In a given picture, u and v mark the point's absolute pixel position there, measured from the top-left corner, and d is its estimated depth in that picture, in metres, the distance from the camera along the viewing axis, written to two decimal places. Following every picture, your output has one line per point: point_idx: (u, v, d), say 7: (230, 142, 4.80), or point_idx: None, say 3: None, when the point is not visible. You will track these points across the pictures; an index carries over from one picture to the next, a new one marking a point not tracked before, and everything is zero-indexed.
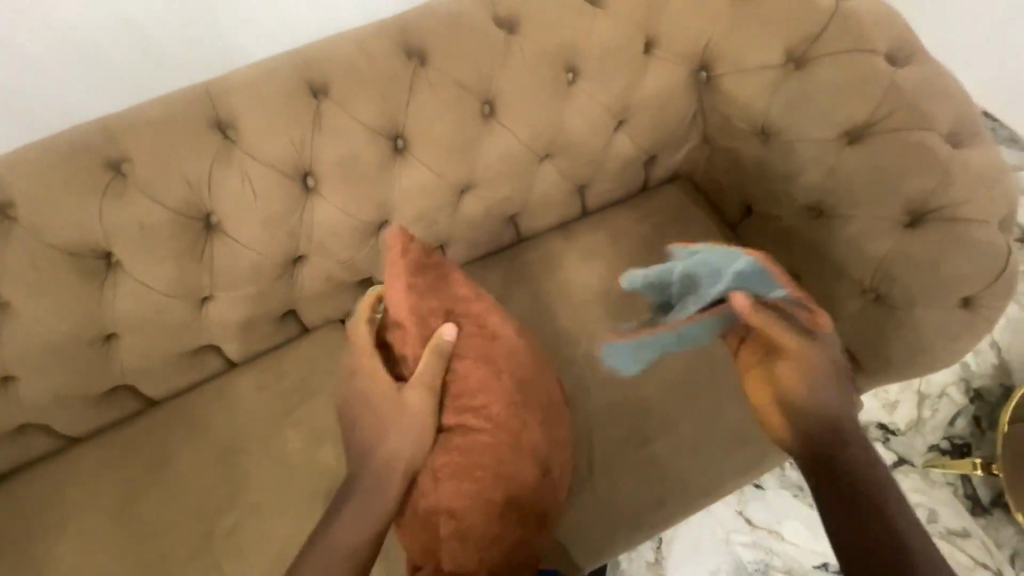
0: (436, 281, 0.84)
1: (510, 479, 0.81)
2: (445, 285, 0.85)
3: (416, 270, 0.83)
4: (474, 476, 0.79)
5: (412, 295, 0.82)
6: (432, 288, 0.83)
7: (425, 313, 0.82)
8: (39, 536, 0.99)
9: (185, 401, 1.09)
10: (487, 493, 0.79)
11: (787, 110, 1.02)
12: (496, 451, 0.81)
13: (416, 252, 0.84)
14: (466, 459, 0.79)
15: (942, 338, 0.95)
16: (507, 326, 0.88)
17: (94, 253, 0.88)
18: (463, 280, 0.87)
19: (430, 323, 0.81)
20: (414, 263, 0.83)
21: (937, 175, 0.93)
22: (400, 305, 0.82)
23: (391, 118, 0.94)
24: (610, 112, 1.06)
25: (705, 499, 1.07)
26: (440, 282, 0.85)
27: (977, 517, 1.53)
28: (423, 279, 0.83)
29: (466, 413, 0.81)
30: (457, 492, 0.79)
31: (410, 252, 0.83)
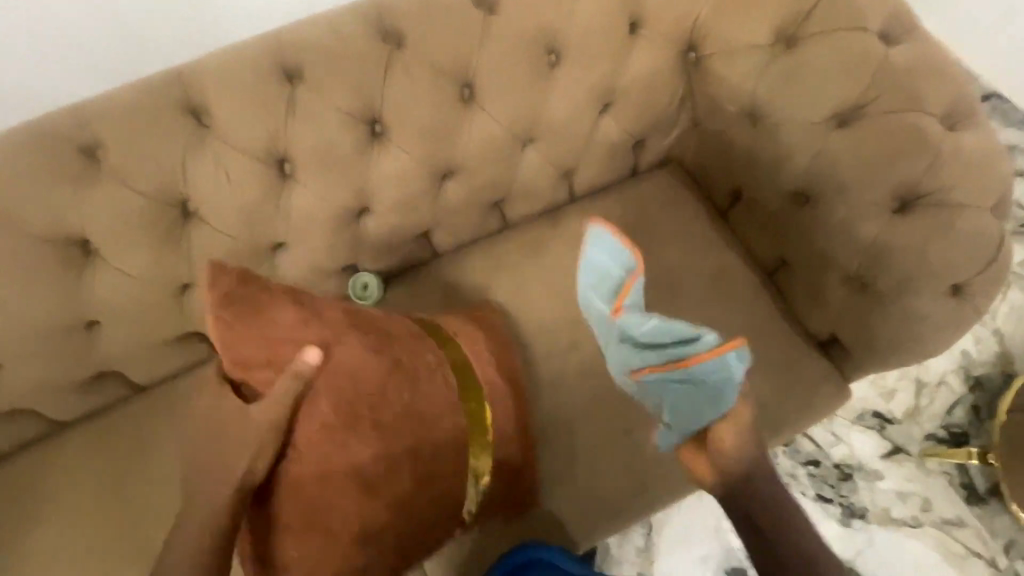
0: (263, 301, 0.88)
1: (359, 498, 0.86)
2: (268, 300, 0.89)
3: (227, 295, 0.87)
4: (302, 495, 0.84)
5: (232, 316, 0.87)
6: (260, 305, 0.88)
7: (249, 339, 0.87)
8: (30, 518, 1.02)
9: (171, 387, 1.10)
10: (312, 516, 0.85)
11: (776, 92, 0.99)
12: (313, 476, 0.84)
13: (228, 275, 0.89)
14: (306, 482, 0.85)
15: (931, 327, 0.93)
16: (345, 349, 0.87)
17: (72, 241, 0.89)
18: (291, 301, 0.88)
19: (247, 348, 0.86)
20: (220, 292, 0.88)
21: (929, 158, 0.90)
22: (217, 325, 0.87)
23: (368, 103, 0.93)
24: (594, 95, 1.03)
25: (689, 487, 1.06)
26: (266, 298, 0.89)
27: (972, 507, 1.52)
28: (235, 303, 0.87)
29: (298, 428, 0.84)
30: (295, 507, 0.85)
31: (219, 282, 0.89)
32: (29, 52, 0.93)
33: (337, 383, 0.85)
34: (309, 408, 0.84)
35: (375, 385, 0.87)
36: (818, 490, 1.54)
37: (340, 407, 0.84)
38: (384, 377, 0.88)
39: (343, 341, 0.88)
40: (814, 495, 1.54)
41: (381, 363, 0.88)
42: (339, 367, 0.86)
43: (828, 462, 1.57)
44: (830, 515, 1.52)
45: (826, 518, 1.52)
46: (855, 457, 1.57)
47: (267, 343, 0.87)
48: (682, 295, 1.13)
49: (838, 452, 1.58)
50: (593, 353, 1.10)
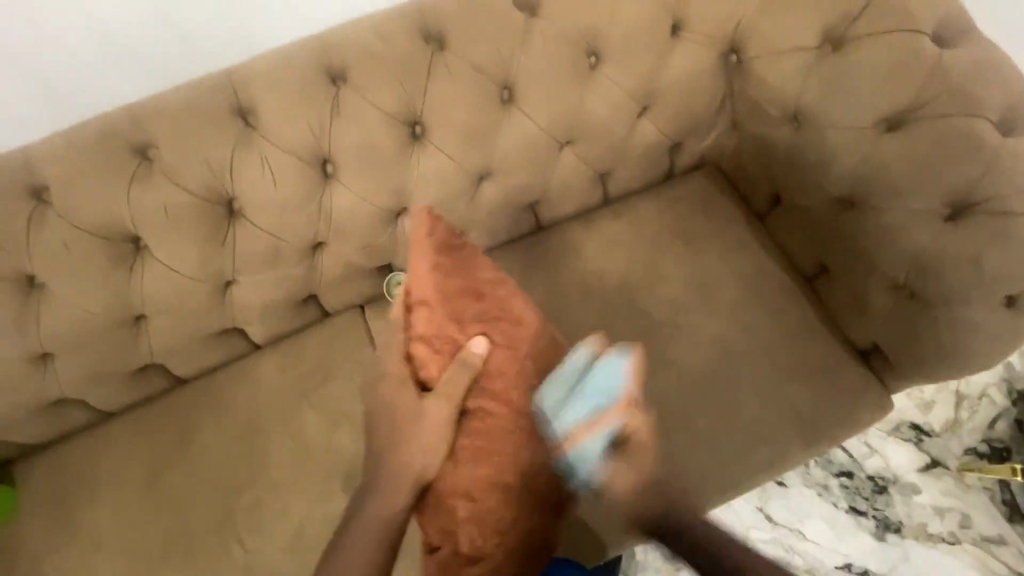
0: (461, 261, 0.84)
1: (536, 467, 0.83)
2: (468, 260, 0.85)
3: (443, 249, 0.83)
4: (496, 458, 0.80)
5: (443, 272, 0.81)
6: (459, 266, 0.83)
7: (453, 291, 0.81)
8: (77, 504, 1.05)
9: (211, 381, 1.13)
10: (508, 480, 0.81)
11: (822, 95, 0.97)
12: (514, 439, 0.80)
13: (443, 230, 0.84)
14: (487, 444, 0.79)
15: (982, 337, 0.90)
16: (530, 312, 0.87)
17: (123, 237, 0.91)
18: (488, 263, 0.86)
19: (455, 302, 0.81)
20: (439, 243, 0.83)
21: (985, 164, 0.87)
22: (430, 282, 0.80)
23: (409, 104, 0.94)
24: (633, 97, 1.03)
25: (722, 497, 1.04)
26: (464, 260, 0.84)
27: (1014, 525, 1.47)
28: (450, 258, 0.83)
29: (488, 399, 0.80)
30: (476, 475, 0.79)
31: (435, 233, 0.84)
32: (66, 54, 0.90)
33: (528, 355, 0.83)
34: (503, 380, 0.80)
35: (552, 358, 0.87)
36: (851, 502, 1.51)
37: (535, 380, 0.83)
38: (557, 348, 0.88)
39: (526, 314, 0.86)
40: (847, 507, 1.50)
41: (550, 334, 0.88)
42: (524, 341, 0.83)
43: (862, 474, 1.53)
44: (864, 528, 1.48)
45: (859, 531, 1.48)
46: (890, 469, 1.53)
47: (475, 297, 0.83)
48: (718, 299, 1.12)
49: (872, 463, 1.54)
50: None
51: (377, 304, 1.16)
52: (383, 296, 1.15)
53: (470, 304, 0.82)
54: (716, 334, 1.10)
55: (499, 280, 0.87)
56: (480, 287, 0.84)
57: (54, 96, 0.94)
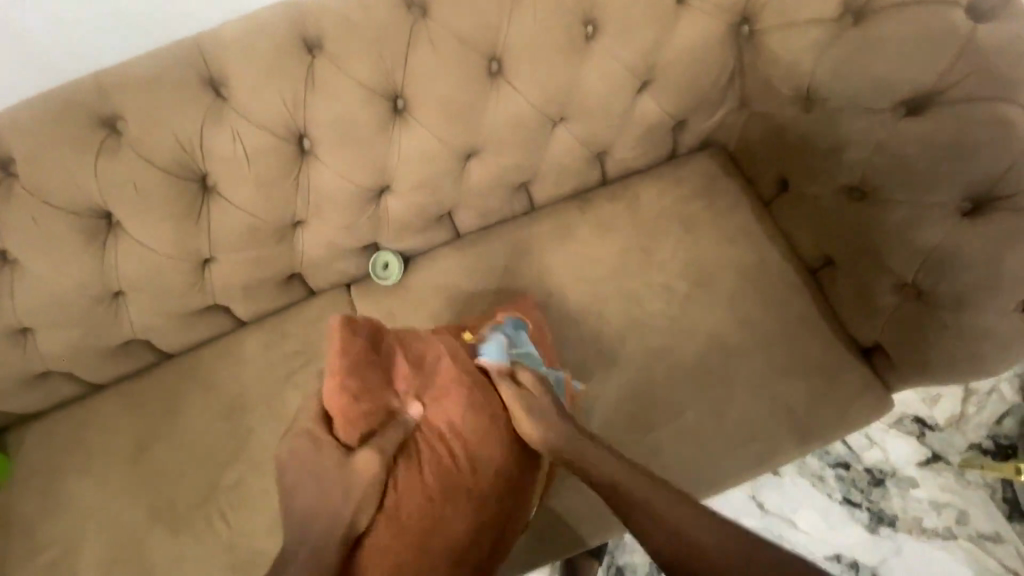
0: (375, 376, 0.78)
1: None
2: (388, 372, 0.81)
3: (356, 360, 0.77)
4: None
5: (349, 394, 0.75)
6: (367, 381, 0.77)
7: (358, 405, 0.75)
8: (66, 474, 1.07)
9: (196, 357, 1.12)
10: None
11: (836, 73, 0.89)
12: (400, 564, 0.68)
13: (360, 345, 0.79)
14: (373, 566, 0.67)
15: (991, 340, 0.84)
16: (458, 426, 0.77)
17: (94, 213, 0.89)
18: (406, 369, 0.81)
19: (359, 415, 0.74)
20: (352, 358, 0.77)
21: (1015, 154, 0.78)
22: (334, 395, 0.75)
23: (390, 77, 0.88)
24: (632, 71, 0.96)
25: (708, 492, 1.02)
26: (379, 376, 0.79)
27: (1014, 524, 1.43)
28: (361, 377, 0.77)
29: (387, 518, 0.69)
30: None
31: (351, 345, 0.78)
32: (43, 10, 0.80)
33: (435, 458, 0.74)
34: (405, 492, 0.71)
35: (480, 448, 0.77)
36: (845, 493, 1.49)
37: (441, 486, 0.73)
38: (489, 437, 0.78)
39: (453, 417, 0.78)
40: (842, 498, 1.48)
41: (487, 428, 0.78)
42: (441, 447, 0.75)
43: (859, 465, 1.51)
44: (857, 519, 1.47)
45: (852, 523, 1.46)
46: (888, 462, 1.50)
47: (383, 412, 0.76)
48: (714, 289, 1.07)
49: (871, 456, 1.51)
50: (616, 345, 1.06)
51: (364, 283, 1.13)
52: (370, 276, 1.12)
53: (378, 419, 0.75)
54: (710, 325, 1.05)
55: (421, 388, 0.80)
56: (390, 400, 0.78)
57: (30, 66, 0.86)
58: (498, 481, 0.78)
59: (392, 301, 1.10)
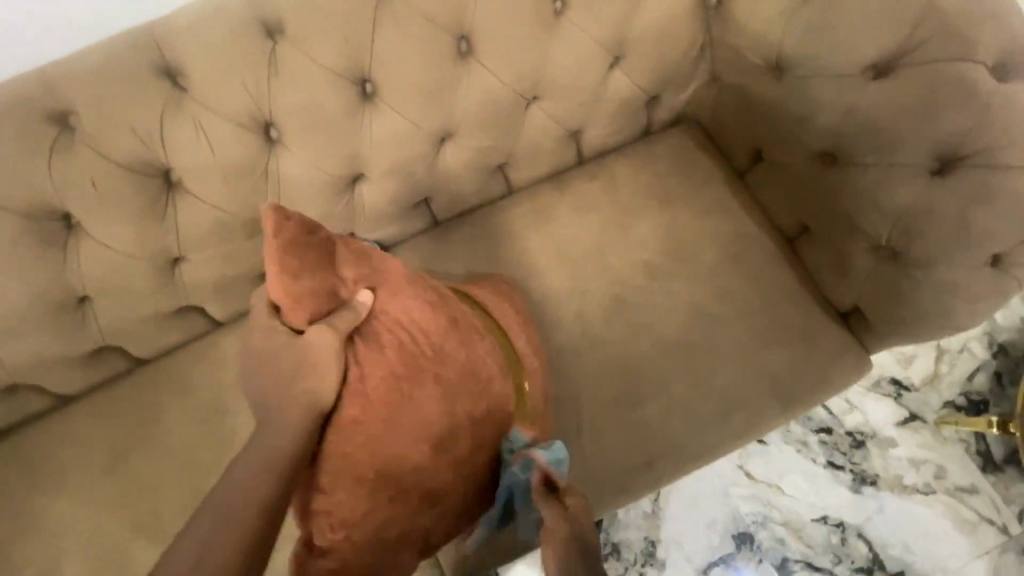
0: (320, 260, 0.75)
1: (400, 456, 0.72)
2: (331, 259, 0.77)
3: (294, 245, 0.73)
4: (348, 454, 0.70)
5: (291, 273, 0.71)
6: (308, 265, 0.73)
7: (302, 288, 0.71)
8: (40, 490, 1.03)
9: (172, 361, 1.09)
10: (363, 475, 0.71)
11: (805, 39, 0.89)
12: (368, 433, 0.71)
13: (298, 227, 0.75)
14: (342, 439, 0.70)
15: (963, 296, 0.87)
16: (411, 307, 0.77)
17: (52, 214, 0.84)
18: (349, 257, 0.77)
19: (305, 297, 0.71)
20: (288, 242, 0.73)
21: (979, 113, 0.79)
22: (275, 280, 0.71)
23: (357, 59, 0.85)
24: (604, 46, 0.95)
25: (697, 463, 1.03)
26: (321, 260, 0.75)
27: (987, 474, 1.49)
28: (301, 257, 0.73)
29: (350, 393, 0.70)
30: (331, 468, 0.70)
31: (284, 229, 0.73)
32: None
33: (397, 341, 0.73)
34: (366, 369, 0.71)
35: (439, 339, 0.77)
36: (829, 457, 1.53)
37: (403, 369, 0.73)
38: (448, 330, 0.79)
39: (408, 306, 0.77)
40: (825, 462, 1.52)
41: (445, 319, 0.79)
42: (396, 326, 0.74)
43: (841, 429, 1.54)
44: (841, 481, 1.51)
45: (836, 485, 1.50)
46: (869, 424, 1.54)
47: (331, 295, 0.73)
48: (694, 262, 1.07)
49: (851, 419, 1.55)
50: (600, 323, 1.06)
51: None
52: None
53: (326, 302, 0.72)
54: (692, 298, 1.06)
55: (369, 277, 0.78)
56: (338, 284, 0.75)
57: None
58: (462, 378, 0.77)
59: None
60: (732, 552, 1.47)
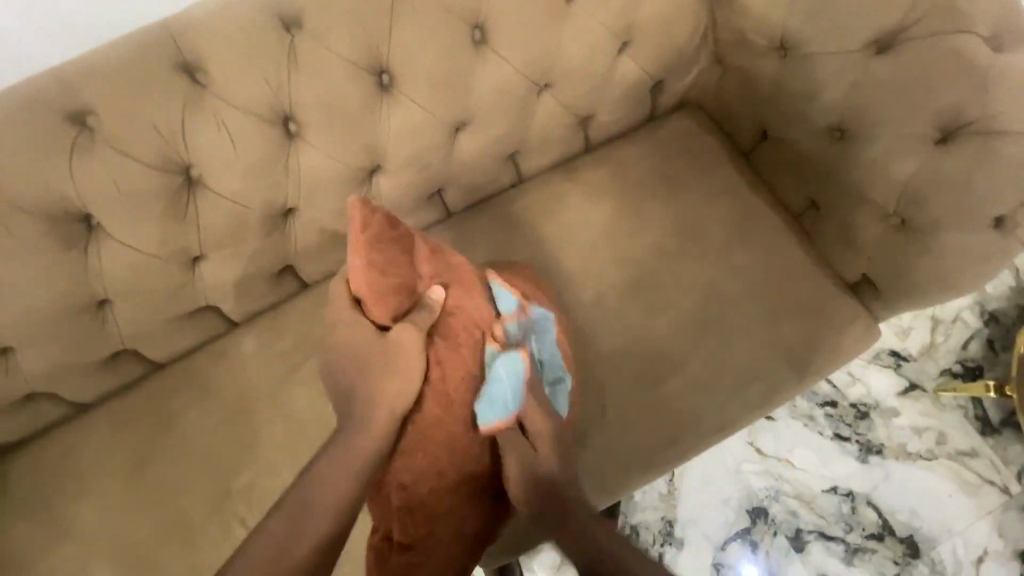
0: (401, 256, 0.80)
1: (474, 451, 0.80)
2: (409, 256, 0.82)
3: (379, 242, 0.78)
4: (431, 449, 0.77)
5: (379, 269, 0.77)
6: (391, 262, 0.79)
7: (388, 284, 0.78)
8: (63, 499, 1.02)
9: (191, 363, 1.08)
10: (442, 468, 0.78)
11: (808, 18, 0.92)
12: (446, 431, 0.78)
13: (382, 223, 0.80)
14: (423, 436, 0.77)
15: (968, 258, 0.90)
16: (481, 308, 0.84)
17: (72, 215, 0.83)
18: (424, 255, 0.83)
19: (391, 294, 0.78)
20: (373, 238, 0.78)
21: (978, 82, 0.83)
22: (361, 276, 0.77)
23: (374, 51, 0.86)
24: (613, 32, 0.97)
25: (718, 437, 1.05)
26: (402, 255, 0.81)
27: (986, 438, 1.54)
28: (386, 254, 0.79)
29: (431, 389, 0.77)
30: (413, 464, 0.77)
31: (372, 224, 0.78)
32: None
33: (470, 340, 0.81)
34: (443, 368, 0.78)
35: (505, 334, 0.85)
36: (835, 429, 1.57)
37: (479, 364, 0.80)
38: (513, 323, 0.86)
39: (477, 305, 0.84)
40: (832, 434, 1.57)
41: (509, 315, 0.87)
42: (469, 326, 0.82)
43: (845, 402, 1.59)
44: (848, 452, 1.55)
45: (844, 456, 1.55)
46: (871, 395, 1.59)
47: (410, 292, 0.80)
48: (705, 241, 1.10)
49: (854, 391, 1.60)
50: (617, 305, 1.08)
51: None
52: None
53: (407, 298, 0.79)
54: (706, 276, 1.09)
55: (442, 276, 0.84)
56: (415, 283, 0.81)
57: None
58: (532, 367, 0.82)
59: None
60: (748, 527, 1.51)
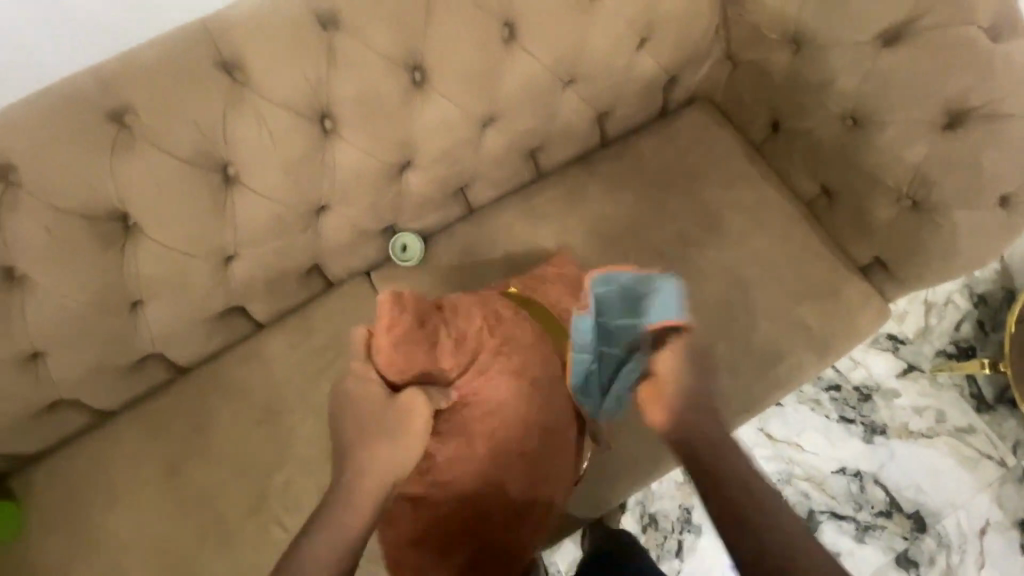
0: (422, 350, 0.75)
1: (482, 530, 0.78)
2: (435, 348, 0.76)
3: (402, 338, 0.73)
4: (438, 526, 0.77)
5: (397, 369, 0.73)
6: (412, 359, 0.73)
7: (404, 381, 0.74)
8: (92, 509, 1.00)
9: (218, 365, 1.07)
10: (441, 544, 0.77)
11: (819, 14, 0.97)
12: (453, 512, 0.77)
13: (410, 320, 0.75)
14: (429, 517, 0.77)
15: (977, 236, 0.96)
16: (506, 393, 0.77)
17: (110, 215, 0.83)
18: (452, 344, 0.77)
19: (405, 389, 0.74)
20: (396, 336, 0.73)
21: (981, 70, 0.88)
22: (378, 370, 0.73)
23: (409, 47, 0.88)
24: (634, 28, 1.00)
25: (744, 418, 1.09)
26: (427, 350, 0.75)
27: (982, 414, 1.61)
28: (409, 350, 0.73)
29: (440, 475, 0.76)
30: (418, 535, 0.78)
31: (396, 324, 0.73)
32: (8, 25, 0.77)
33: (487, 431, 0.76)
34: (455, 457, 0.75)
35: (522, 424, 0.78)
36: (840, 412, 1.62)
37: (494, 448, 0.76)
38: (532, 405, 0.79)
39: (502, 393, 0.77)
40: (838, 417, 1.62)
41: (532, 396, 0.79)
42: (489, 419, 0.76)
43: (849, 385, 1.65)
44: (854, 433, 1.60)
45: (850, 437, 1.60)
46: (873, 378, 1.65)
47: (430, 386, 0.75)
48: (724, 230, 1.14)
49: (857, 374, 1.65)
50: None
51: (385, 267, 1.12)
52: (390, 259, 1.11)
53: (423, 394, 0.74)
54: (726, 263, 1.12)
55: (465, 362, 0.77)
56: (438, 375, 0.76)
57: (29, 53, 0.81)
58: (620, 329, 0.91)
59: (418, 281, 1.10)
60: None
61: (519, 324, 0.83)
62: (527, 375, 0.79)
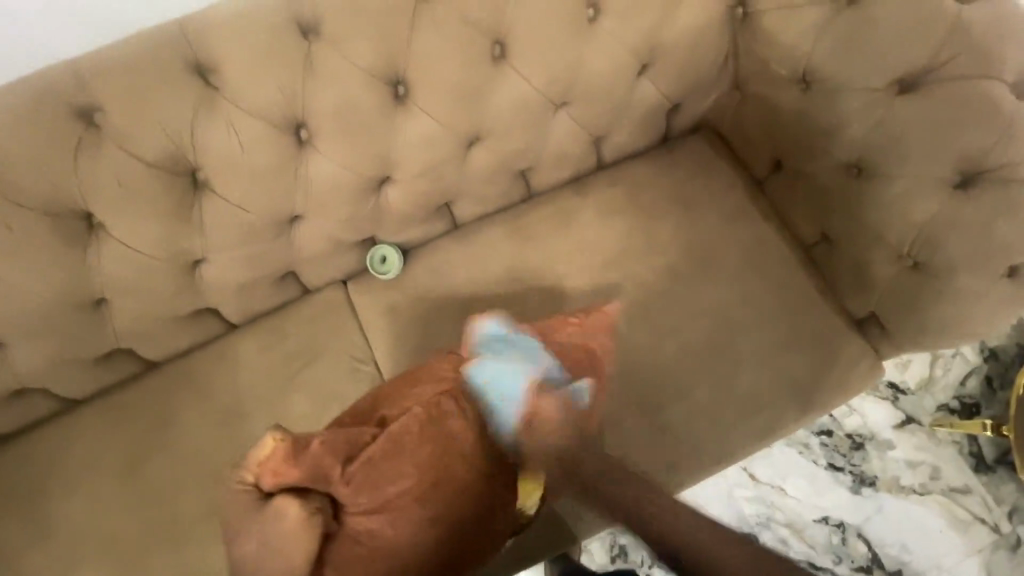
0: (321, 477, 0.74)
1: None
2: (335, 477, 0.74)
3: (301, 466, 0.73)
4: None
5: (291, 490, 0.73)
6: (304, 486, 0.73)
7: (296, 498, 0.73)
8: (46, 498, 0.99)
9: (184, 364, 1.06)
10: None
11: (833, 53, 0.91)
12: None
13: (306, 456, 0.74)
14: None
15: (980, 304, 0.90)
16: (407, 519, 0.75)
17: (73, 213, 0.82)
18: (354, 474, 0.74)
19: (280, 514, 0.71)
20: (291, 464, 0.73)
21: (1000, 130, 0.82)
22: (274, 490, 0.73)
23: (392, 61, 0.84)
24: (635, 54, 0.96)
25: (718, 468, 1.05)
26: (325, 479, 0.73)
27: (979, 475, 1.54)
28: (303, 479, 0.73)
29: None
30: None
31: (294, 452, 0.74)
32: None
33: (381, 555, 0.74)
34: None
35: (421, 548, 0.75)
36: (829, 459, 1.56)
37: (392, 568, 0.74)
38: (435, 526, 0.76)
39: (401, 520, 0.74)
40: (826, 464, 1.56)
41: (434, 522, 0.76)
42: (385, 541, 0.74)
43: (841, 432, 1.58)
44: (841, 482, 1.55)
45: (836, 486, 1.54)
46: (868, 427, 1.58)
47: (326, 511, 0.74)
48: (715, 269, 1.09)
49: (851, 422, 1.59)
50: (624, 330, 1.06)
51: (362, 278, 1.09)
52: (368, 270, 1.08)
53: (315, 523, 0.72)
54: (715, 304, 1.07)
55: (365, 493, 0.74)
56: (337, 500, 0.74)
57: (23, 36, 0.79)
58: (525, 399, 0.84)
59: (393, 295, 1.08)
60: None
61: (444, 449, 0.78)
62: (436, 495, 0.76)
